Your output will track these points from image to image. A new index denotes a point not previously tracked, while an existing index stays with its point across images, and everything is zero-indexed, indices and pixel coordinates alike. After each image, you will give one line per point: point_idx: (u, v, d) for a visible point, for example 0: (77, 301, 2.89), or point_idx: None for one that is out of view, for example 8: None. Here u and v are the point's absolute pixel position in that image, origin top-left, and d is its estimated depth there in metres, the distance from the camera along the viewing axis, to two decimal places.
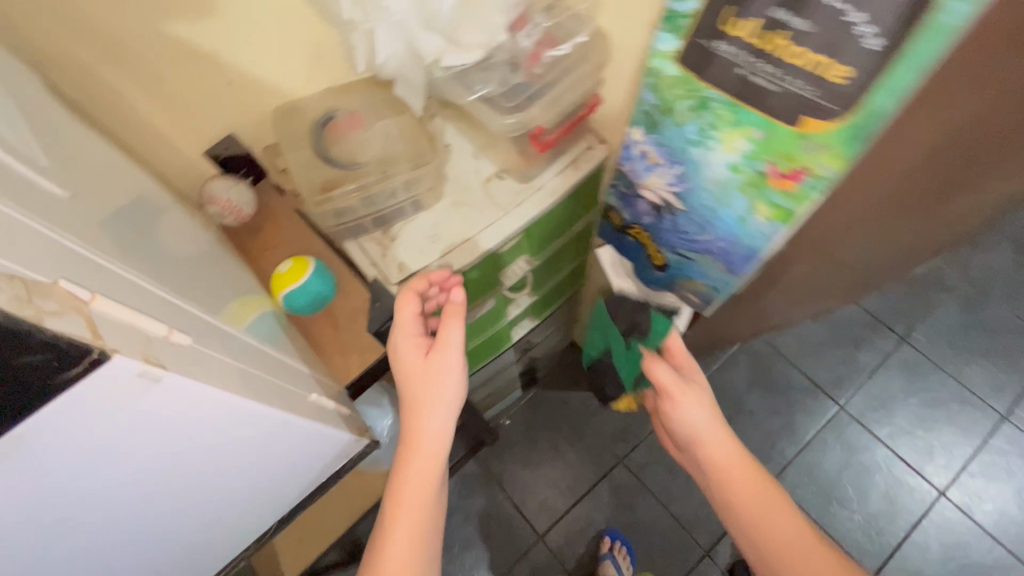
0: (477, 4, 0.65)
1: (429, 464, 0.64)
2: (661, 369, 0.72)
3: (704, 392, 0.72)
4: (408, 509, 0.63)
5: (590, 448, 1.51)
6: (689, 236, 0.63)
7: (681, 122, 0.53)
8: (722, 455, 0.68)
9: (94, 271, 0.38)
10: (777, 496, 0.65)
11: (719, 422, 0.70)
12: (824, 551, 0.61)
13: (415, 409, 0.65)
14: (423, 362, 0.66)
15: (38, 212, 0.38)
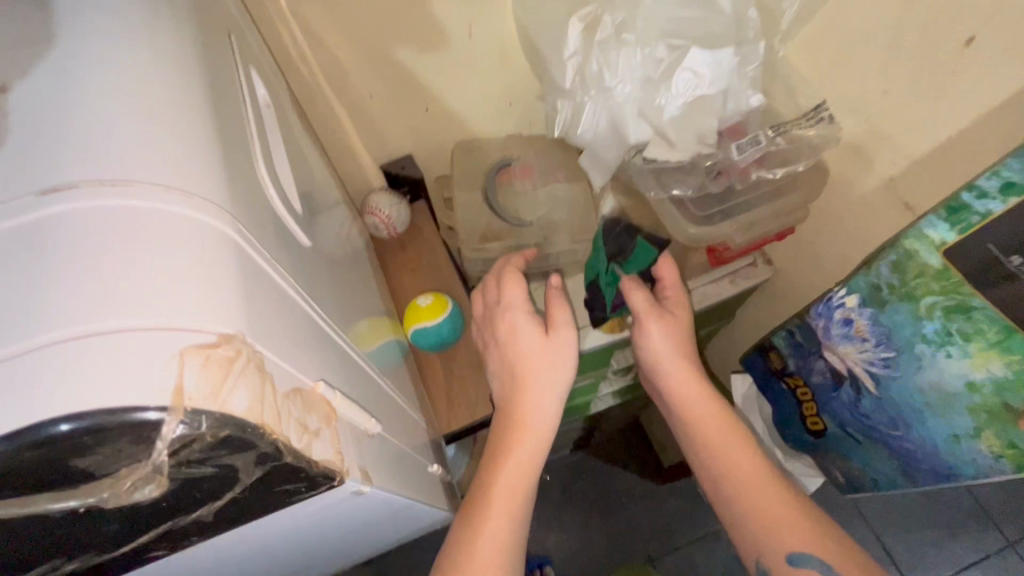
0: (703, 112, 0.62)
1: (534, 443, 0.53)
2: (637, 298, 0.60)
3: (687, 325, 0.61)
4: (504, 490, 0.51)
5: (625, 538, 1.35)
6: (889, 411, 0.53)
7: (921, 315, 0.46)
8: (693, 401, 0.58)
9: (339, 364, 0.34)
10: (744, 442, 0.56)
11: (685, 354, 0.59)
12: (797, 531, 0.51)
13: (515, 383, 0.55)
14: (524, 335, 0.55)
15: (303, 282, 0.35)
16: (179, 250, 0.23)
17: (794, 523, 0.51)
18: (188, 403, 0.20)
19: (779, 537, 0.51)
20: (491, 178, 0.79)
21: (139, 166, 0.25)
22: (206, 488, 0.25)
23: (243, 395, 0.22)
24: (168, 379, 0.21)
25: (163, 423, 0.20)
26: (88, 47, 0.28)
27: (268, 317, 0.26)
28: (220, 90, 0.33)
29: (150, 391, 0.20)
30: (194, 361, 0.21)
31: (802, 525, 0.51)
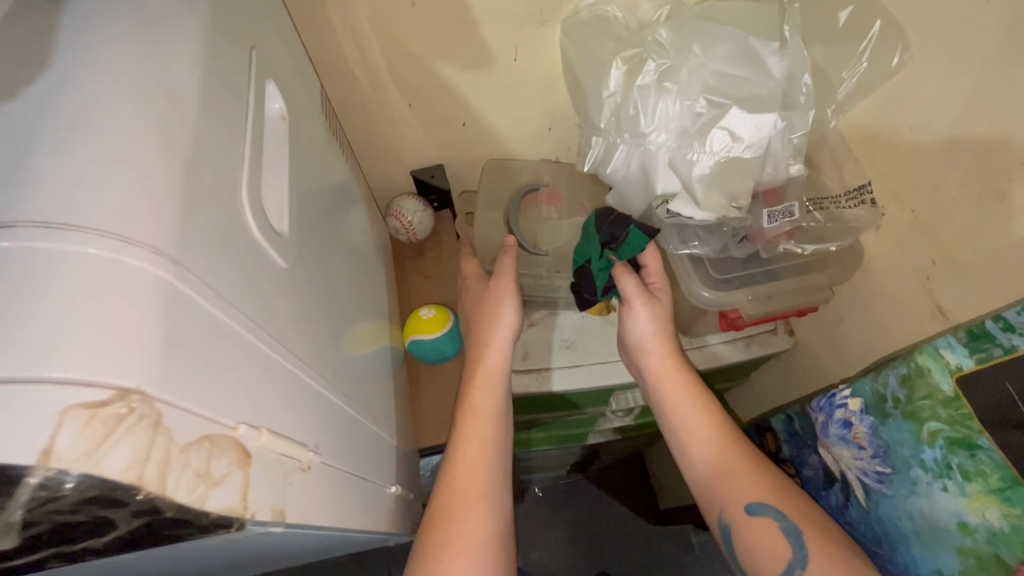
0: (737, 174, 0.58)
1: (494, 393, 0.58)
2: (626, 280, 0.58)
3: (668, 297, 0.61)
4: (470, 415, 0.57)
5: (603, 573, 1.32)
6: (873, 530, 0.50)
7: (922, 439, 0.43)
8: (668, 371, 0.59)
9: (286, 402, 0.30)
10: (712, 409, 0.56)
11: (665, 326, 0.60)
12: (756, 482, 0.51)
13: (472, 343, 0.60)
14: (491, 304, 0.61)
15: (269, 313, 0.30)
16: (103, 286, 0.20)
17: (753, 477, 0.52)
18: (49, 462, 0.17)
19: (736, 492, 0.52)
20: (515, 202, 0.79)
21: (87, 190, 0.22)
22: (67, 538, 0.20)
23: (125, 455, 0.18)
24: (39, 438, 0.17)
25: (32, 475, 0.17)
26: (77, 55, 0.25)
27: (195, 360, 0.22)
28: (217, 105, 0.29)
29: (15, 454, 0.17)
30: (75, 418, 0.17)
31: (764, 480, 0.51)
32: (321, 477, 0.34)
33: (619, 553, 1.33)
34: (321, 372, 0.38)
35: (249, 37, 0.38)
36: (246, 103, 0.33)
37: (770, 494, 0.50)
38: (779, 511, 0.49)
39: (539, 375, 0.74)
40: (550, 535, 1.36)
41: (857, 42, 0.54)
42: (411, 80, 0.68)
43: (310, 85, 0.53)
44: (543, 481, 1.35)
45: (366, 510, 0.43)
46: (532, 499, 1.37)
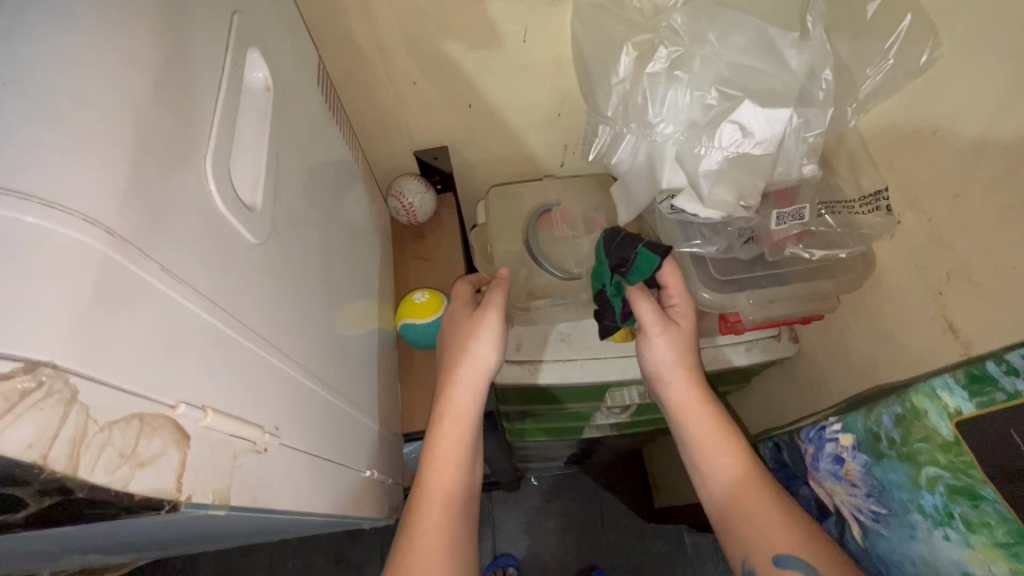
0: (748, 171, 0.55)
1: (463, 426, 0.58)
2: (643, 308, 0.57)
3: (688, 321, 0.59)
4: (441, 445, 0.57)
5: (592, 567, 1.31)
6: (869, 571, 0.47)
7: (920, 484, 0.41)
8: (685, 399, 0.57)
9: (242, 384, 0.29)
10: (729, 445, 0.53)
11: (684, 353, 0.58)
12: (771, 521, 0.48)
13: (445, 370, 0.60)
14: (467, 335, 0.60)
15: (229, 289, 0.29)
16: (22, 252, 0.19)
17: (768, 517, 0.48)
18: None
19: (759, 538, 0.48)
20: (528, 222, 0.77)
21: (17, 150, 0.20)
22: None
23: (28, 431, 0.17)
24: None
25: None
26: (28, 10, 0.24)
27: (126, 337, 0.21)
28: (182, 71, 0.28)
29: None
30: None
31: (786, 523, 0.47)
32: (280, 459, 0.33)
33: (610, 547, 1.32)
34: (292, 352, 0.37)
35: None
36: (221, 71, 0.32)
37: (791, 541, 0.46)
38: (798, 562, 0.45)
39: (530, 367, 0.72)
40: (542, 524, 1.36)
41: (883, 37, 0.50)
42: (416, 58, 0.66)
43: (306, 54, 0.51)
44: (538, 470, 1.34)
45: (331, 493, 0.43)
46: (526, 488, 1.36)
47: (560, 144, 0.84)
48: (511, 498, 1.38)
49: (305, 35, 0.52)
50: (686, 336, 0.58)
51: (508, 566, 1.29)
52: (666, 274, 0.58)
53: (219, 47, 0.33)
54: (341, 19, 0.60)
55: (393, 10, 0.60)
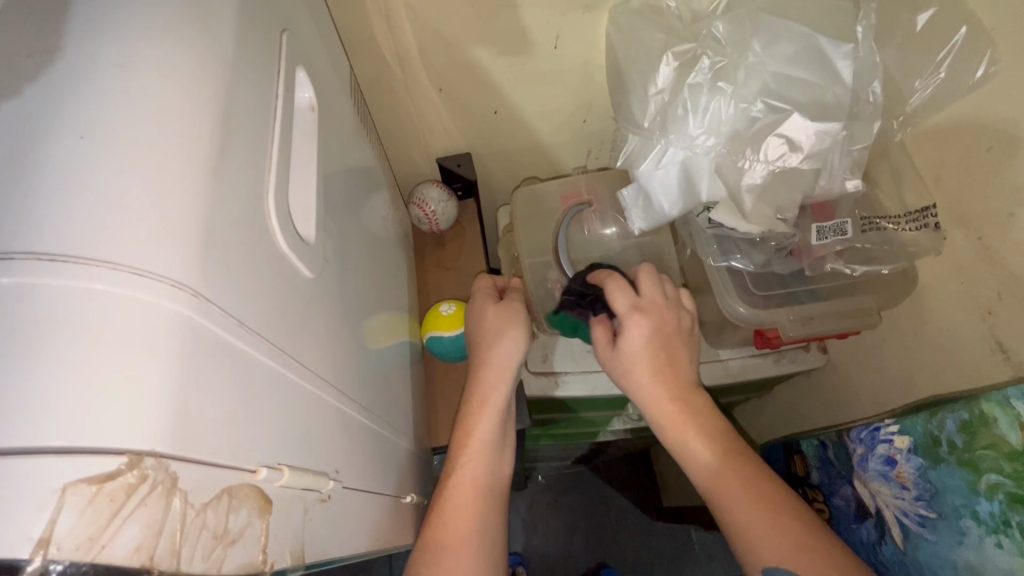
0: (790, 185, 0.54)
1: (496, 408, 0.56)
2: (594, 328, 0.54)
3: (644, 333, 0.51)
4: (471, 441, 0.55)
5: (601, 565, 1.29)
6: (907, 573, 0.47)
7: (978, 490, 0.40)
8: (664, 410, 0.50)
9: (304, 427, 0.28)
10: (726, 455, 0.47)
11: (654, 368, 0.51)
12: (778, 537, 0.43)
13: (476, 362, 0.58)
14: (501, 324, 0.58)
15: (291, 331, 0.28)
16: (114, 330, 0.17)
17: (775, 531, 0.43)
18: (50, 550, 0.15)
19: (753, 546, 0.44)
20: (558, 236, 0.70)
21: (97, 213, 0.19)
22: None
23: (134, 532, 0.17)
24: (35, 524, 0.15)
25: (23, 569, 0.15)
26: (94, 45, 0.23)
27: (214, 404, 0.20)
28: (244, 104, 0.26)
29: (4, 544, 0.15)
30: (77, 496, 0.16)
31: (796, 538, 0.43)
32: (336, 503, 0.32)
33: (616, 548, 1.31)
34: (342, 385, 0.36)
35: (282, 15, 0.35)
36: (274, 97, 0.30)
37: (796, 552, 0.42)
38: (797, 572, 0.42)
39: (558, 379, 0.71)
40: (548, 524, 1.33)
41: (934, 50, 0.49)
42: (443, 64, 0.64)
43: (338, 62, 0.49)
44: (546, 470, 1.33)
45: (372, 530, 0.41)
46: (533, 488, 1.35)
47: (582, 149, 0.82)
48: (519, 495, 1.35)
49: (335, 42, 0.50)
50: (663, 344, 0.52)
51: (518, 566, 1.24)
52: (613, 292, 0.53)
53: (272, 71, 0.31)
54: (368, 24, 0.58)
55: (423, 15, 0.57)
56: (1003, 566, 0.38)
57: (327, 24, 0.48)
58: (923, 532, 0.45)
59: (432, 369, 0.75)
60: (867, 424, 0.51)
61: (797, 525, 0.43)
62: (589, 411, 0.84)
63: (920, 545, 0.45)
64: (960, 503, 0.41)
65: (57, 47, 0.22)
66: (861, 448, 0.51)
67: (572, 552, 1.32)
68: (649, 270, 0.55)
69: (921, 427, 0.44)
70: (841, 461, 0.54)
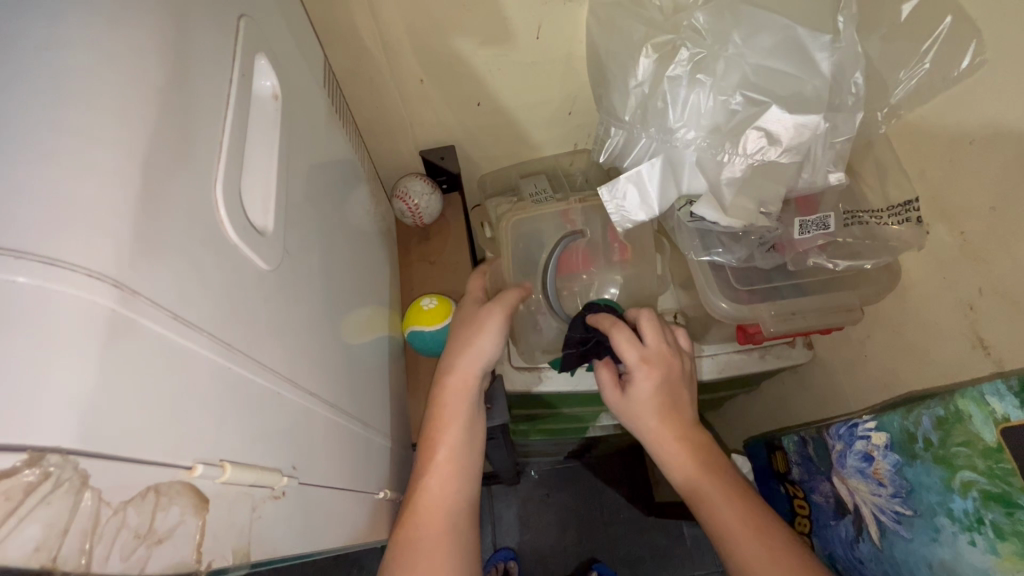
0: (770, 178, 0.53)
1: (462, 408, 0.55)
2: (599, 371, 0.56)
3: (654, 384, 0.53)
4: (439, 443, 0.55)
5: (592, 560, 1.29)
6: (883, 570, 0.46)
7: (952, 488, 0.39)
8: (670, 449, 0.53)
9: (255, 423, 0.27)
10: (724, 493, 0.50)
11: (661, 412, 0.53)
12: (765, 561, 0.46)
13: (443, 360, 0.57)
14: (473, 326, 0.57)
15: (242, 325, 0.27)
16: (22, 321, 0.17)
17: (765, 557, 0.46)
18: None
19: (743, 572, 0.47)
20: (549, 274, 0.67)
21: (11, 198, 0.18)
22: None
23: (35, 532, 0.16)
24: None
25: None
26: (20, 24, 0.22)
27: (140, 398, 0.19)
28: (190, 88, 0.25)
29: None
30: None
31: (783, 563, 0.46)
32: (295, 499, 0.31)
33: (607, 543, 1.31)
34: (306, 381, 0.35)
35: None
36: (228, 84, 0.29)
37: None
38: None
39: (543, 374, 0.70)
40: (539, 519, 1.33)
41: (918, 41, 0.48)
42: (424, 54, 0.63)
43: (310, 51, 0.48)
44: (537, 465, 1.32)
45: (339, 527, 0.41)
46: (524, 483, 1.34)
47: (568, 143, 0.82)
48: (510, 490, 1.34)
49: (309, 32, 0.49)
50: (668, 387, 0.54)
51: (508, 560, 1.25)
52: (620, 343, 0.53)
53: (226, 57, 0.30)
54: (345, 13, 0.57)
55: (401, 5, 0.56)
56: (977, 564, 0.38)
57: (299, 13, 0.47)
58: (899, 529, 0.44)
59: (415, 364, 0.74)
60: (844, 420, 0.50)
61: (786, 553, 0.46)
62: (575, 406, 0.84)
63: (896, 542, 0.45)
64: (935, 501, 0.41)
65: None
66: (839, 444, 0.51)
67: (563, 546, 1.32)
68: (650, 314, 0.55)
69: (897, 424, 0.44)
70: (821, 457, 0.54)
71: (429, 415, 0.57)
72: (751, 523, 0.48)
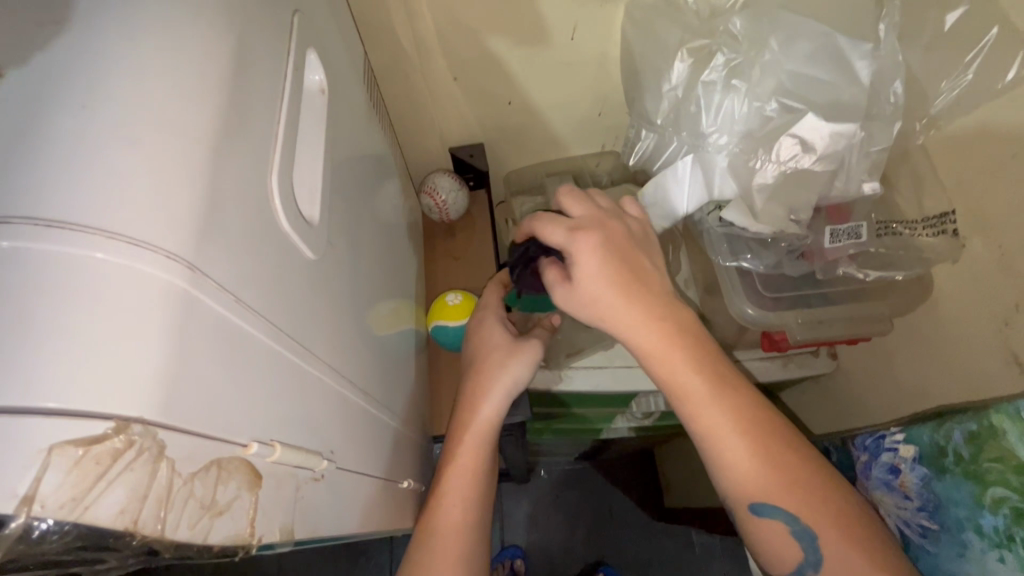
0: (802, 186, 0.52)
1: (488, 430, 0.54)
2: (544, 271, 0.48)
3: (597, 255, 0.44)
4: (460, 465, 0.54)
5: (598, 562, 1.29)
6: None
7: (982, 503, 0.39)
8: (641, 337, 0.44)
9: (301, 406, 0.28)
10: (721, 390, 0.43)
11: (620, 289, 0.44)
12: (771, 489, 0.42)
13: (473, 382, 0.55)
14: (506, 353, 0.55)
15: (292, 312, 0.28)
16: (107, 297, 0.18)
17: (767, 474, 0.42)
18: (36, 507, 0.16)
19: (747, 490, 0.42)
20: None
21: (95, 182, 0.19)
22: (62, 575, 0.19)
23: (119, 495, 0.17)
24: (20, 481, 0.16)
25: (10, 523, 0.15)
26: (104, 18, 0.23)
27: (206, 375, 0.20)
28: (252, 81, 0.26)
29: None
30: (63, 457, 0.16)
31: (789, 487, 0.42)
32: (331, 482, 0.32)
33: (616, 544, 1.30)
34: (343, 369, 0.36)
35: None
36: (284, 77, 0.30)
37: (794, 500, 0.41)
38: (791, 514, 0.41)
39: (563, 371, 0.65)
40: (549, 517, 1.32)
41: (962, 51, 0.48)
42: (459, 52, 0.64)
43: (351, 47, 0.49)
44: (549, 463, 1.32)
45: (366, 512, 0.42)
46: (535, 480, 1.35)
47: (596, 143, 0.82)
48: (520, 487, 1.35)
49: (351, 27, 0.50)
50: (618, 255, 0.45)
51: (515, 558, 1.25)
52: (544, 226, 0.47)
53: (283, 51, 0.31)
54: (385, 10, 0.57)
55: (440, 3, 0.57)
56: None
57: (344, 8, 0.48)
58: (923, 544, 0.44)
59: (437, 358, 0.75)
60: (872, 433, 0.50)
61: (796, 471, 0.42)
62: (591, 408, 0.84)
63: (919, 557, 0.44)
64: (962, 517, 0.40)
65: (67, 19, 0.22)
66: (864, 457, 0.50)
67: (571, 546, 1.31)
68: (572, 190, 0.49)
69: (927, 438, 0.43)
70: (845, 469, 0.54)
71: (452, 432, 0.55)
72: (749, 431, 0.42)
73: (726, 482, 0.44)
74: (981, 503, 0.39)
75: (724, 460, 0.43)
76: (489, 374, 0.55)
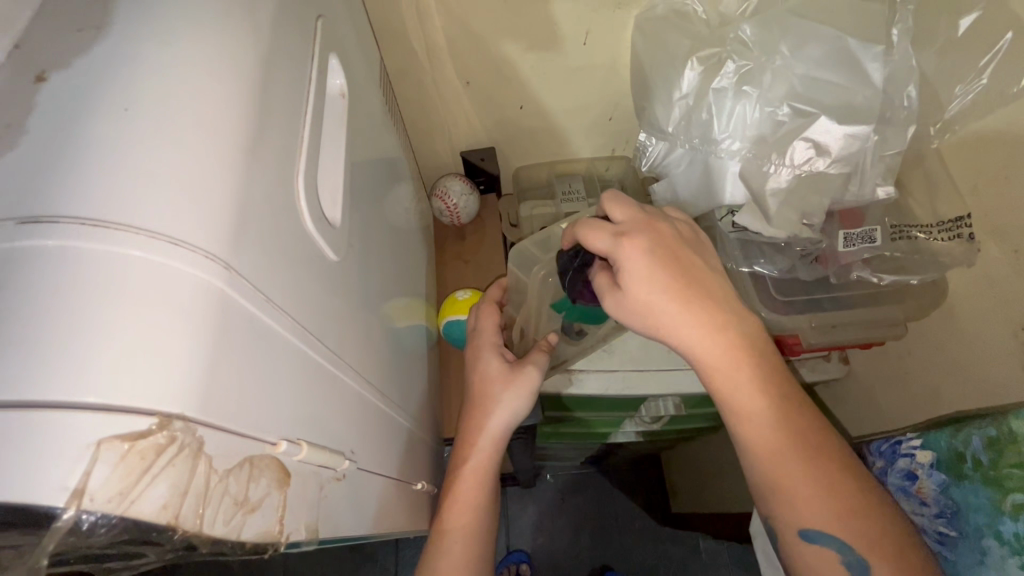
0: (817, 190, 0.52)
1: (484, 463, 0.55)
2: (595, 277, 0.44)
3: (647, 259, 0.40)
4: (459, 499, 0.55)
5: (605, 567, 1.28)
6: None
7: (1002, 510, 0.39)
8: (698, 344, 0.41)
9: (325, 403, 0.29)
10: (776, 403, 0.41)
11: (680, 296, 0.41)
12: (826, 507, 0.39)
13: (471, 413, 0.56)
14: (502, 381, 0.55)
15: (316, 311, 0.29)
16: (145, 296, 0.18)
17: (820, 487, 0.39)
18: (84, 501, 0.16)
19: (796, 508, 0.40)
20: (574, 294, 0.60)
21: (137, 184, 0.19)
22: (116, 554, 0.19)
23: (162, 491, 0.17)
24: (70, 474, 0.16)
25: (62, 515, 0.16)
26: (140, 22, 0.23)
27: (242, 375, 0.21)
28: (280, 84, 0.27)
29: (40, 493, 0.16)
30: (111, 451, 0.16)
31: (840, 498, 0.39)
32: (350, 482, 0.33)
33: (623, 550, 1.30)
34: (362, 370, 0.36)
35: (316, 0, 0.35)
36: (308, 81, 0.31)
37: (839, 520, 0.39)
38: (843, 542, 0.39)
39: (573, 375, 0.65)
40: (556, 521, 1.32)
41: (976, 55, 0.47)
42: (471, 56, 0.64)
43: (367, 52, 0.50)
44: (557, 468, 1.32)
45: (380, 513, 0.42)
46: (541, 484, 1.34)
47: (606, 148, 0.82)
48: (527, 491, 1.34)
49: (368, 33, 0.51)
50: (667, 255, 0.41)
51: (521, 563, 1.26)
52: (586, 232, 0.42)
53: (307, 55, 0.31)
54: (398, 15, 0.58)
55: (452, 9, 0.58)
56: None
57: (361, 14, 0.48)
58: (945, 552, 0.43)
59: (447, 362, 0.75)
60: (884, 445, 0.50)
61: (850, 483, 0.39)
62: (602, 413, 0.84)
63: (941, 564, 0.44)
64: (981, 524, 0.40)
65: (105, 24, 0.23)
66: (880, 467, 0.50)
67: (578, 551, 1.30)
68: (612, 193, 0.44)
69: (946, 443, 0.43)
70: None
71: (452, 462, 0.57)
72: (813, 455, 0.40)
73: (767, 491, 0.41)
74: (1001, 509, 0.39)
75: (763, 463, 0.41)
76: (484, 409, 0.55)
